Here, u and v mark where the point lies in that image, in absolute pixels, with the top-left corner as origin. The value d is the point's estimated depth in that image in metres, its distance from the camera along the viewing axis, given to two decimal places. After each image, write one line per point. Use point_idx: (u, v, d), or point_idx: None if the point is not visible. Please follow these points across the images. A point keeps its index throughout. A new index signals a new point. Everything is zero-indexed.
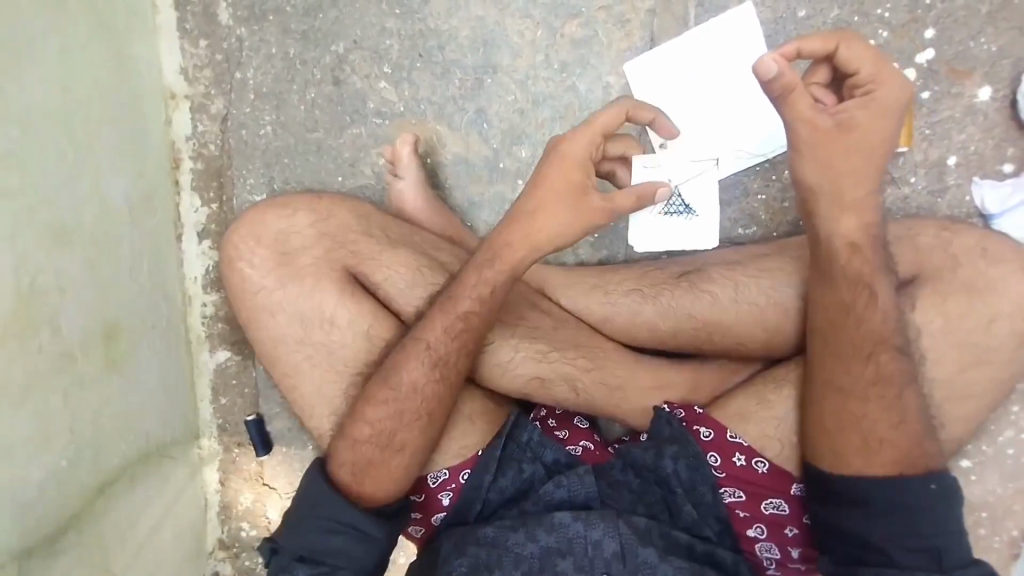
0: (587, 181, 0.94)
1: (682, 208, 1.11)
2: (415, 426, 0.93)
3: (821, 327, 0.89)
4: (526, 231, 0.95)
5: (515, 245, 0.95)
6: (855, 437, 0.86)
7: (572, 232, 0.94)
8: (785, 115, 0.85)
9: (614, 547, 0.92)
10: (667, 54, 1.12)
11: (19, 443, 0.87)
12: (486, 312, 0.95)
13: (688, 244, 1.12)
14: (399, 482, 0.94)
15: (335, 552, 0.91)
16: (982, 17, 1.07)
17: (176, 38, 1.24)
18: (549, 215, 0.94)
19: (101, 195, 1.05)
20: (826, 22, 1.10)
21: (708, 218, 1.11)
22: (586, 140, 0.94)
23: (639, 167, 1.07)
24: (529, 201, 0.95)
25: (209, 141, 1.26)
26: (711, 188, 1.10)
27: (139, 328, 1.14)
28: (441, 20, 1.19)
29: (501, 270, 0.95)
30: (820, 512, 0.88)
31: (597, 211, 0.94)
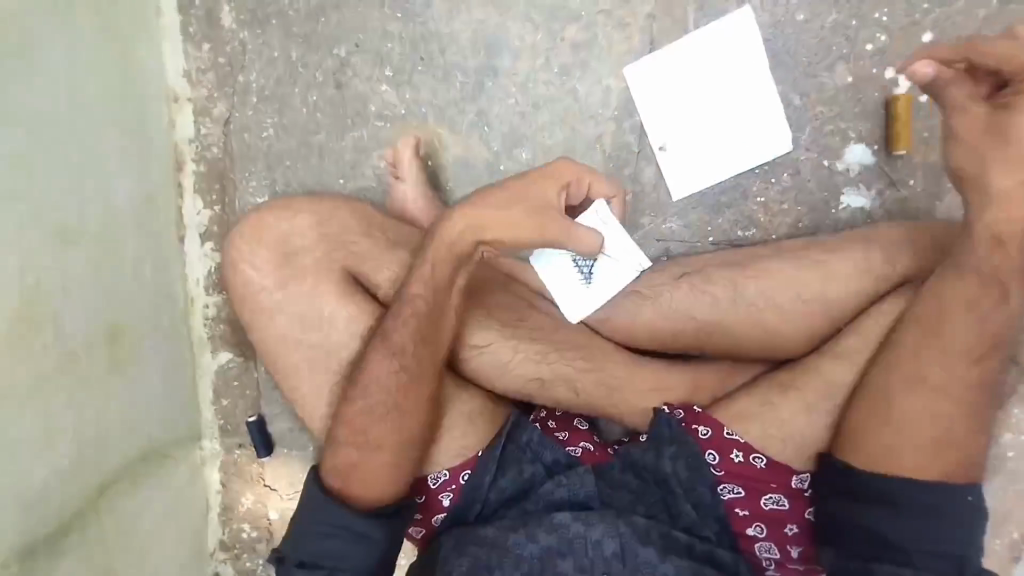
0: (558, 201, 0.91)
1: (586, 272, 0.98)
2: (386, 421, 0.93)
3: (930, 321, 0.84)
4: (477, 214, 0.92)
5: (458, 225, 0.93)
6: (926, 439, 0.83)
7: (519, 236, 0.89)
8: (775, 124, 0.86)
9: (614, 547, 0.94)
10: (667, 58, 1.13)
11: (23, 443, 0.88)
12: (438, 297, 0.95)
13: (559, 297, 1.00)
14: (396, 478, 0.94)
15: (335, 555, 0.92)
16: (979, 21, 1.07)
17: (180, 41, 1.24)
18: (501, 218, 0.90)
19: (106, 197, 1.06)
20: (824, 27, 1.10)
21: (590, 300, 0.99)
22: (575, 169, 0.93)
23: (591, 211, 0.94)
24: (491, 196, 0.92)
25: (212, 144, 1.27)
26: (619, 281, 0.98)
27: (142, 330, 1.14)
28: (442, 23, 1.19)
29: (450, 252, 0.94)
30: (838, 504, 0.87)
31: (557, 230, 0.88)
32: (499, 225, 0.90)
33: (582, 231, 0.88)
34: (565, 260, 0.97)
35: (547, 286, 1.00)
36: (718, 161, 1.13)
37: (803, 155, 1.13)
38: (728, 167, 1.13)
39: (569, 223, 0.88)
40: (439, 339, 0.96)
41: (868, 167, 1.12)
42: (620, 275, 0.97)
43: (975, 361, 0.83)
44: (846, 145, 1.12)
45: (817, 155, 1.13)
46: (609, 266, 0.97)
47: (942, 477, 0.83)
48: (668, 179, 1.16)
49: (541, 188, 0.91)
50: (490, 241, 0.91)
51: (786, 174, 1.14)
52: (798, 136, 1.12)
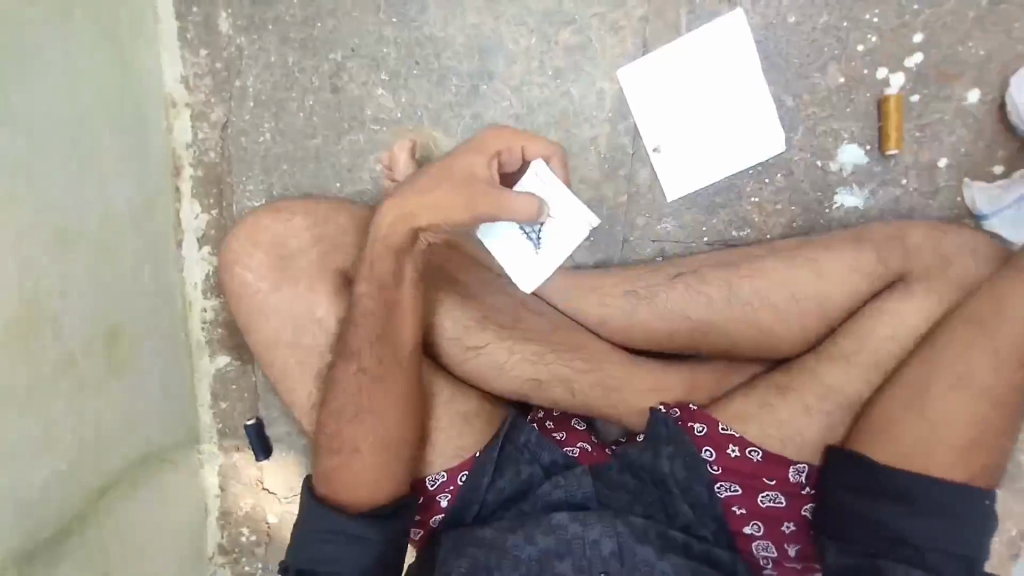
0: (488, 172, 0.92)
1: (535, 238, 1.05)
2: (356, 423, 0.94)
3: (983, 321, 0.87)
4: (407, 202, 0.92)
5: (391, 218, 0.93)
6: (954, 437, 0.85)
7: (453, 213, 0.89)
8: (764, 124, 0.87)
9: (612, 546, 0.95)
10: (660, 61, 1.14)
11: (22, 446, 0.88)
12: (386, 295, 0.95)
13: (512, 268, 1.06)
14: (389, 479, 0.94)
15: (331, 559, 0.92)
16: (969, 21, 1.08)
17: (177, 47, 1.25)
18: (430, 200, 0.91)
19: (105, 201, 1.07)
20: (816, 28, 1.11)
21: (544, 263, 1.05)
22: (502, 142, 0.94)
23: (530, 175, 1.01)
24: (421, 180, 0.93)
25: (210, 148, 1.28)
26: (568, 241, 1.05)
27: (140, 334, 1.15)
28: (437, 27, 1.20)
29: (390, 244, 0.94)
30: (846, 497, 0.88)
31: (488, 200, 0.88)
32: (430, 206, 0.91)
33: (515, 198, 0.88)
34: (512, 231, 1.04)
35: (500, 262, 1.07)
36: (711, 162, 1.14)
37: (796, 155, 1.14)
38: (722, 168, 1.14)
39: (500, 193, 0.88)
40: (400, 337, 0.96)
41: (861, 167, 1.13)
42: (564, 238, 1.05)
43: (1019, 365, 0.85)
44: (839, 145, 1.13)
45: (810, 155, 1.13)
46: (555, 231, 1.05)
47: (959, 478, 0.84)
48: (662, 180, 1.17)
49: (468, 163, 0.92)
50: (424, 224, 0.92)
51: (780, 175, 1.14)
52: (790, 137, 1.13)
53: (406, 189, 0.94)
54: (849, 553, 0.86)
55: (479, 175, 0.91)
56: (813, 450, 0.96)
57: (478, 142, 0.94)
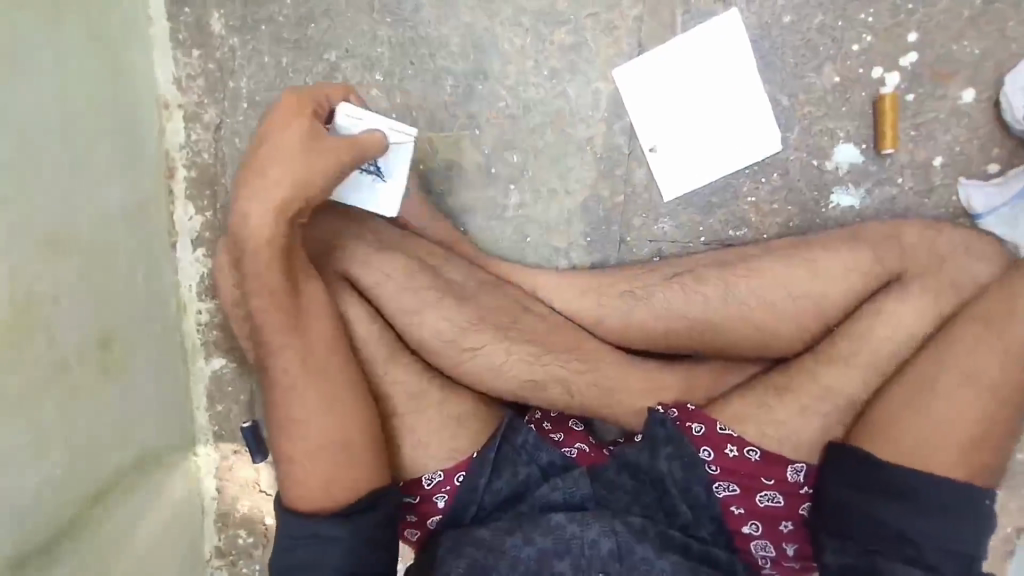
0: (319, 127, 0.92)
1: (374, 170, 1.01)
2: (297, 431, 0.91)
3: (989, 320, 0.89)
4: (276, 191, 0.87)
5: (265, 219, 0.88)
6: (958, 432, 0.86)
7: (324, 171, 0.89)
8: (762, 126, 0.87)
9: (610, 545, 0.94)
10: (654, 62, 1.14)
11: (14, 452, 0.88)
12: (279, 300, 0.90)
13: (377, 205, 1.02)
14: (361, 475, 0.92)
15: (305, 564, 0.88)
16: (964, 20, 1.08)
17: (170, 48, 1.24)
18: (289, 173, 0.88)
19: (97, 205, 1.06)
20: (811, 27, 1.11)
21: (395, 186, 1.02)
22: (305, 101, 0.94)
23: (338, 114, 0.97)
24: (264, 169, 0.88)
25: (203, 150, 1.27)
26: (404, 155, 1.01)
27: (134, 337, 1.14)
28: (432, 28, 1.19)
29: (273, 244, 0.88)
30: (848, 494, 0.88)
31: (339, 147, 0.91)
32: (297, 172, 0.88)
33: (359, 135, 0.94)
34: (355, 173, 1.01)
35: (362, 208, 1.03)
36: (708, 162, 1.14)
37: (792, 154, 1.14)
38: (718, 168, 1.14)
39: (351, 138, 0.92)
40: (311, 330, 0.92)
41: (857, 166, 1.13)
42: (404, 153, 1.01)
43: None
44: (834, 144, 1.13)
45: (806, 155, 1.13)
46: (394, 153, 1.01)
47: (963, 475, 0.85)
48: (659, 179, 1.16)
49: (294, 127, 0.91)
50: (297, 208, 0.90)
51: (776, 174, 1.14)
52: (786, 136, 1.13)
53: (251, 182, 0.88)
54: (849, 554, 0.87)
55: (314, 132, 0.91)
56: (810, 449, 0.96)
57: (281, 111, 0.92)
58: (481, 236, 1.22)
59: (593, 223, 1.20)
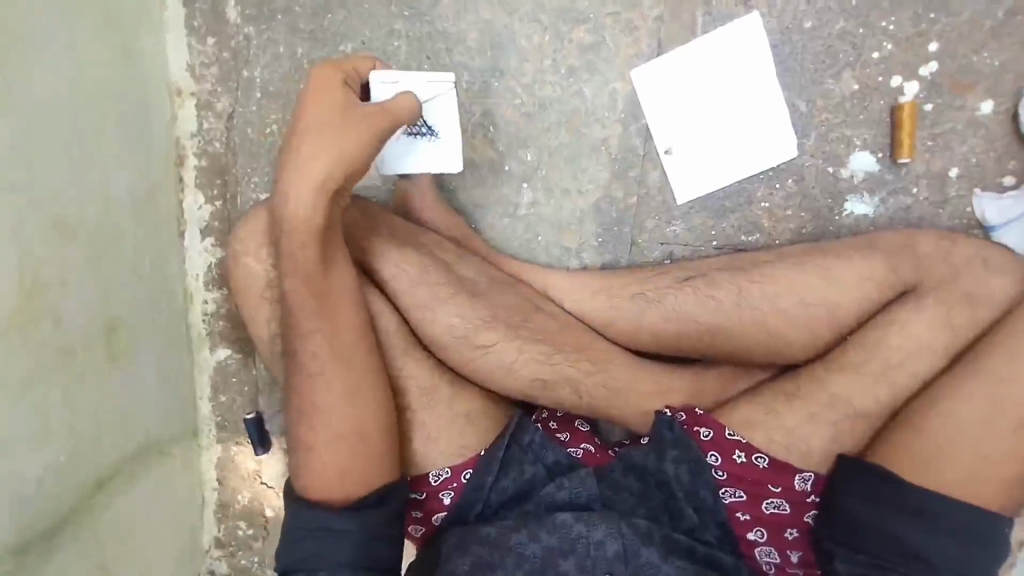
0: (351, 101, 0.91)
1: (424, 130, 1.09)
2: (309, 423, 0.91)
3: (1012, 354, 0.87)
4: (314, 169, 0.87)
5: (304, 199, 0.87)
6: (997, 463, 0.85)
7: (359, 146, 0.88)
8: None
9: (617, 547, 0.94)
10: (673, 64, 1.13)
11: (17, 438, 0.87)
12: (316, 285, 0.90)
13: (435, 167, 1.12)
14: (373, 470, 0.91)
15: (312, 557, 0.87)
16: (985, 31, 1.08)
17: (184, 35, 1.23)
18: (327, 148, 0.87)
19: (107, 192, 1.05)
20: (832, 34, 1.11)
21: (449, 140, 1.10)
22: (336, 72, 0.92)
23: (374, 84, 1.00)
24: (302, 148, 0.87)
25: (214, 139, 1.26)
26: (449, 109, 1.08)
27: (139, 325, 1.13)
28: (450, 22, 1.18)
29: (311, 226, 0.88)
30: (861, 507, 0.88)
31: (370, 116, 0.90)
32: (334, 145, 0.87)
33: (392, 101, 0.93)
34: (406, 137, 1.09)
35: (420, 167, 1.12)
36: (723, 166, 1.14)
37: (808, 161, 1.13)
38: (732, 172, 1.14)
39: (383, 105, 0.92)
40: (338, 317, 0.91)
41: (873, 174, 1.12)
42: (449, 110, 1.09)
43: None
44: (850, 152, 1.12)
45: (822, 161, 1.13)
46: (434, 110, 1.08)
47: (992, 504, 0.84)
48: (673, 182, 1.16)
49: (327, 102, 0.89)
50: (337, 186, 0.88)
51: (791, 180, 1.14)
52: (803, 142, 1.13)
53: (290, 163, 0.87)
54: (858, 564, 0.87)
55: (347, 104, 0.90)
56: (819, 458, 0.96)
57: (313, 83, 0.90)
58: (493, 233, 1.21)
59: (605, 223, 1.19)
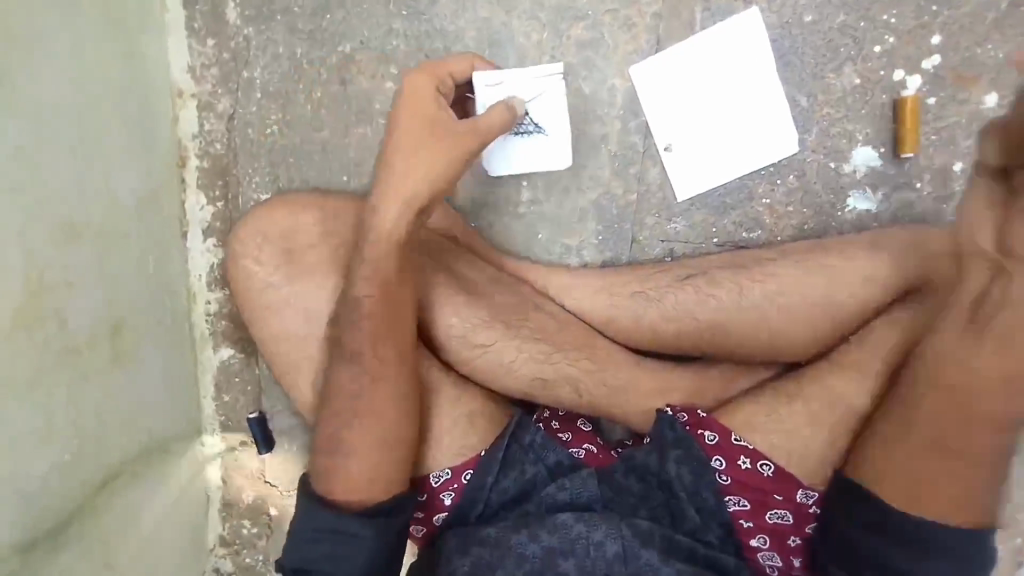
0: (440, 114, 0.92)
1: (531, 128, 1.14)
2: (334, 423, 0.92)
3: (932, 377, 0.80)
4: (406, 187, 0.90)
5: (393, 211, 0.91)
6: (929, 480, 0.79)
7: (445, 166, 0.90)
8: None
9: (616, 548, 0.94)
10: (672, 59, 1.12)
11: (22, 438, 0.88)
12: (388, 291, 0.92)
13: (544, 164, 1.16)
14: (384, 475, 0.91)
15: (324, 560, 0.88)
16: (988, 23, 1.07)
17: (184, 37, 1.24)
18: (419, 165, 0.90)
19: (111, 193, 1.06)
20: (832, 28, 1.10)
21: (558, 136, 1.14)
22: (430, 83, 0.94)
23: (480, 85, 1.07)
24: (394, 164, 0.91)
25: (215, 139, 1.26)
26: (557, 105, 1.13)
27: (143, 325, 1.14)
28: (448, 21, 1.18)
29: (393, 237, 0.91)
30: (856, 529, 0.83)
31: (460, 135, 0.91)
32: (429, 163, 0.90)
33: (486, 115, 0.95)
34: (512, 140, 1.15)
35: (528, 170, 1.17)
36: (722, 161, 1.13)
37: (810, 156, 1.12)
38: (733, 168, 1.13)
39: (476, 121, 0.93)
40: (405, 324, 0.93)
41: (875, 168, 1.11)
42: (558, 102, 1.13)
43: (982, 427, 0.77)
44: (852, 147, 1.11)
45: (824, 157, 1.12)
46: (536, 108, 1.13)
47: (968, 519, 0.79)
48: (673, 180, 1.15)
49: (417, 114, 0.91)
50: (422, 203, 0.91)
51: (792, 176, 1.13)
52: (804, 138, 1.12)
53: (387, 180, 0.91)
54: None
55: (437, 117, 0.92)
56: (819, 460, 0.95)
57: (406, 96, 0.93)
58: (493, 232, 1.21)
59: (605, 221, 1.19)
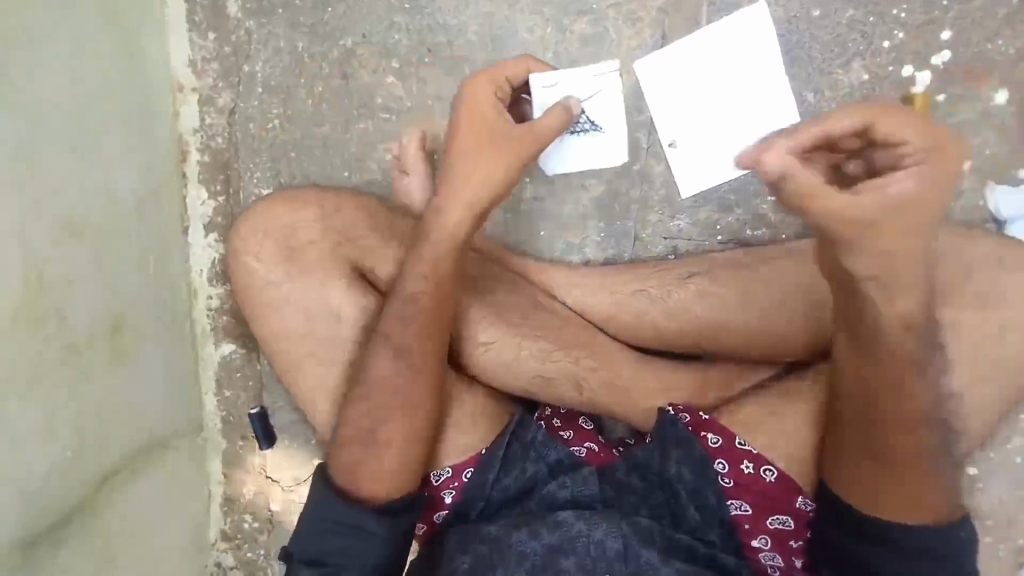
0: (500, 118, 0.91)
1: (588, 126, 1.10)
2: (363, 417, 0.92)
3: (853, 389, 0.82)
4: (465, 191, 0.90)
5: (457, 217, 0.91)
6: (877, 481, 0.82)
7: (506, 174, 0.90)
8: (816, 216, 0.68)
9: (617, 546, 0.93)
10: (676, 54, 1.10)
11: (23, 435, 0.87)
12: (440, 290, 0.93)
13: (601, 162, 1.12)
14: (392, 475, 0.90)
15: (340, 553, 0.88)
16: (999, 18, 1.05)
17: (184, 30, 1.23)
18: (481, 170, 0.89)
19: (111, 188, 1.05)
20: (840, 23, 1.08)
21: (615, 134, 1.10)
22: (489, 86, 0.93)
23: (535, 86, 1.02)
24: (456, 166, 0.90)
25: (216, 134, 1.26)
26: (615, 102, 1.08)
27: (143, 321, 1.13)
28: (450, 15, 1.17)
29: (449, 239, 0.91)
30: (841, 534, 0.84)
31: (519, 137, 0.90)
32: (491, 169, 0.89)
33: (542, 118, 0.92)
34: (569, 140, 1.11)
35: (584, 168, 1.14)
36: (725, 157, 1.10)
37: None
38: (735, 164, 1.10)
39: (532, 125, 0.91)
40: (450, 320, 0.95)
41: None
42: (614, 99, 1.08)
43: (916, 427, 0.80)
44: None
45: None
46: (595, 105, 1.09)
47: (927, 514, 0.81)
48: (677, 177, 1.14)
49: (476, 119, 0.91)
50: (483, 207, 0.91)
51: None
52: None
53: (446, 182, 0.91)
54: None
55: (495, 121, 0.91)
56: None
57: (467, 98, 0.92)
58: (495, 229, 1.20)
59: (608, 218, 1.18)
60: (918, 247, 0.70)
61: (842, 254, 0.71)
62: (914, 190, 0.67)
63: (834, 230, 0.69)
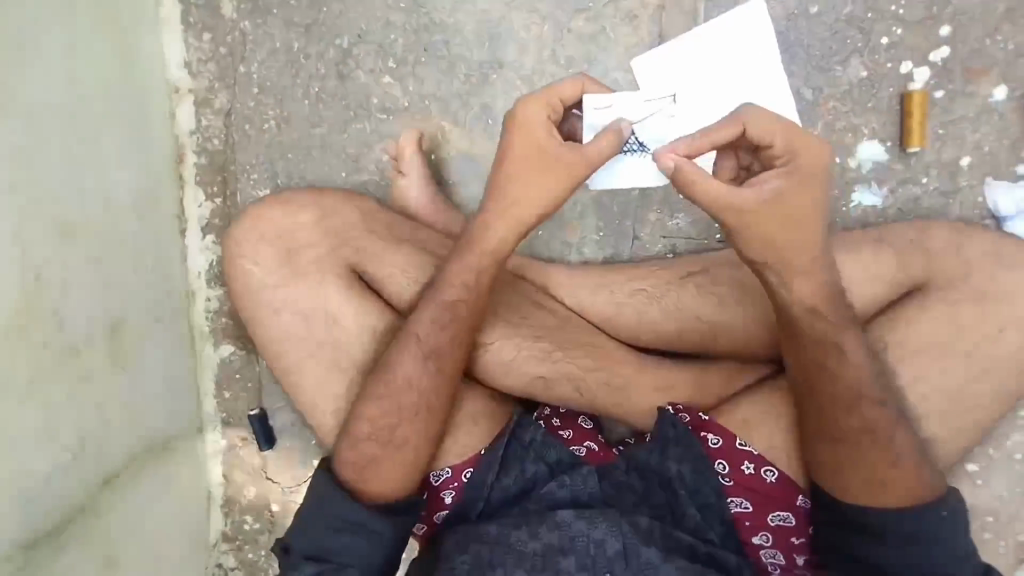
0: (551, 141, 0.88)
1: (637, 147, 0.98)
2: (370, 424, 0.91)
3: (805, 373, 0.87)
4: (510, 213, 0.91)
5: (499, 232, 0.92)
6: (845, 463, 0.85)
7: (551, 202, 0.91)
8: (704, 203, 0.79)
9: (617, 546, 0.92)
10: (675, 54, 1.06)
11: (22, 438, 0.87)
12: (476, 302, 0.94)
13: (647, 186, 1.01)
14: (398, 477, 0.90)
15: (346, 550, 0.88)
16: (998, 15, 1.05)
17: (180, 30, 1.22)
18: (529, 192, 0.90)
19: (107, 190, 1.05)
20: (838, 19, 1.08)
21: None
22: (541, 105, 0.88)
23: (587, 109, 0.93)
24: (503, 186, 0.91)
25: (213, 136, 1.25)
26: (669, 127, 0.98)
27: (141, 322, 1.13)
28: (447, 14, 1.17)
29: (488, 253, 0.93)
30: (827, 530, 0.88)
31: (574, 162, 0.88)
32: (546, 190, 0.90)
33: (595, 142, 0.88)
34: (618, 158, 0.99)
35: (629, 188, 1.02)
36: None
37: None
38: None
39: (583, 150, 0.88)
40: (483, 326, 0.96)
41: (880, 164, 1.10)
42: (671, 124, 0.99)
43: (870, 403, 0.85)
44: (858, 142, 1.09)
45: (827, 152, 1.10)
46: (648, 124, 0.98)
47: (901, 500, 0.83)
48: None
49: (528, 143, 0.88)
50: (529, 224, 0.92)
51: None
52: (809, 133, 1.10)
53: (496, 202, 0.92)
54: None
55: (545, 143, 0.88)
56: None
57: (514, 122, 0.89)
58: None
59: (607, 217, 1.18)
60: (807, 238, 0.80)
61: (736, 241, 0.82)
62: (787, 187, 0.79)
63: (723, 220, 0.80)
